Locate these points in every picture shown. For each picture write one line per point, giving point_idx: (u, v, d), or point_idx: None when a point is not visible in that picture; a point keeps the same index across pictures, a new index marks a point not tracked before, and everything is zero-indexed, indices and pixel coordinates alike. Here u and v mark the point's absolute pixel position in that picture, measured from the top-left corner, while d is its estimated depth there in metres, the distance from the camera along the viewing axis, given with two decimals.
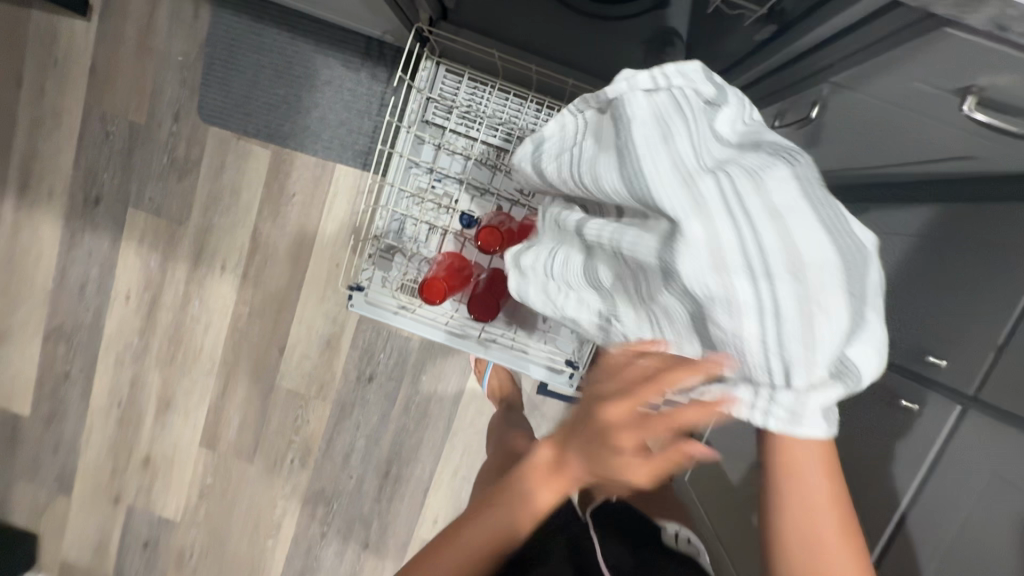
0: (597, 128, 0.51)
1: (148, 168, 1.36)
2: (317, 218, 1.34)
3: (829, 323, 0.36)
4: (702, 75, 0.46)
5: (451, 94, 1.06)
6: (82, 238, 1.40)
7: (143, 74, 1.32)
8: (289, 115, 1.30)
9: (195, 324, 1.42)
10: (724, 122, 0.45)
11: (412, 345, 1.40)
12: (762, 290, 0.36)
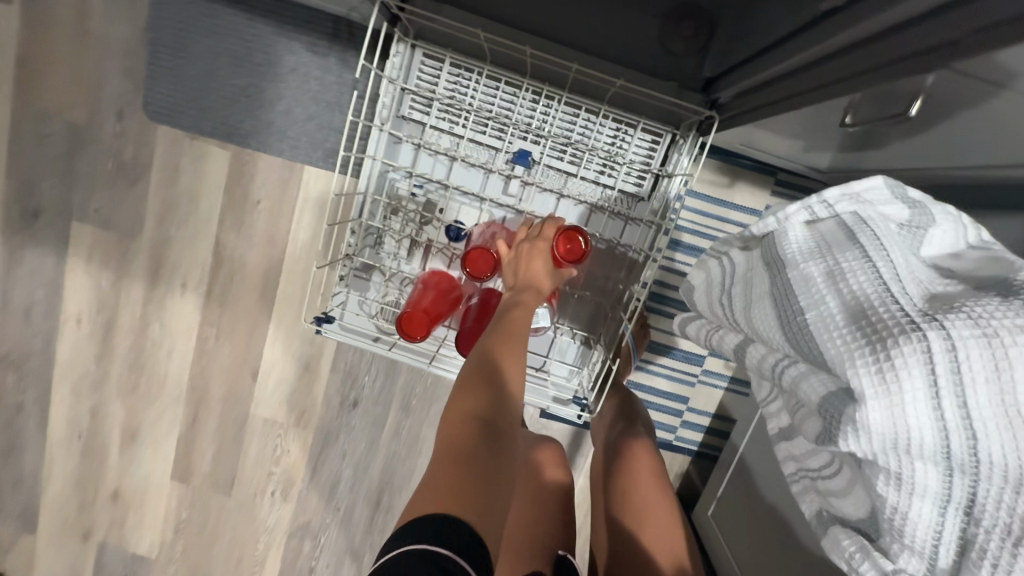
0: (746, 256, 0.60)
1: (92, 174, 1.19)
2: (286, 227, 1.18)
3: (1015, 460, 0.37)
4: (891, 194, 0.50)
5: (431, 83, 0.89)
6: (24, 256, 1.24)
7: (78, 66, 1.14)
8: (249, 110, 1.13)
9: (158, 348, 1.28)
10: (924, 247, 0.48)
11: (401, 367, 1.25)
12: (950, 481, 0.39)
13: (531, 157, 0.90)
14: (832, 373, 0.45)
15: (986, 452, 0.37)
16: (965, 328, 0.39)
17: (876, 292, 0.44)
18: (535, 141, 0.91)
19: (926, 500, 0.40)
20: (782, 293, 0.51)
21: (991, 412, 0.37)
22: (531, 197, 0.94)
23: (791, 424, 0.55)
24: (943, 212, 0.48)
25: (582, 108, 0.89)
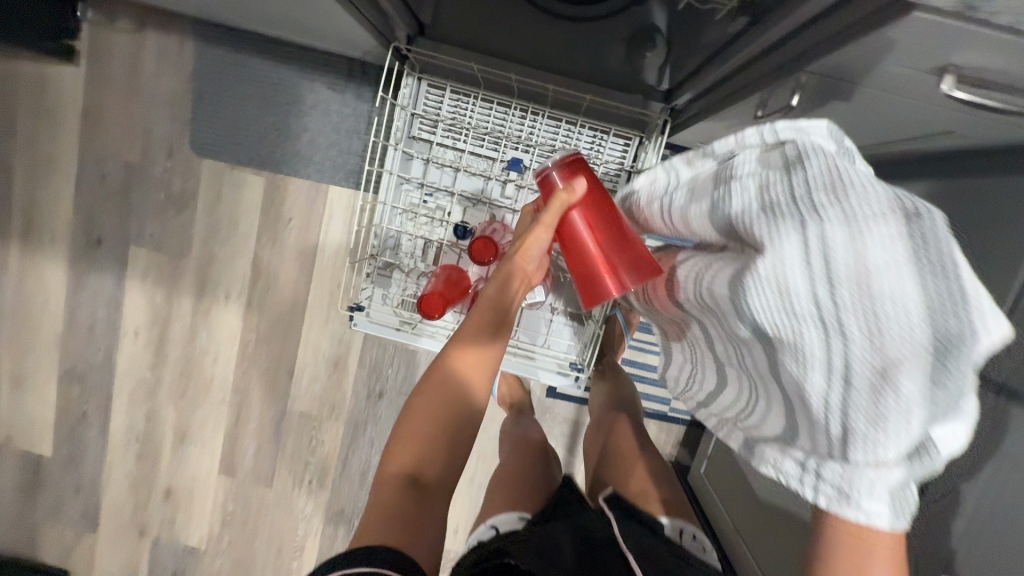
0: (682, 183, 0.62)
1: (146, 205, 1.37)
2: (314, 241, 1.35)
3: (885, 320, 0.41)
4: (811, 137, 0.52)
5: (435, 107, 1.07)
6: (87, 280, 1.42)
7: (133, 113, 1.33)
8: (280, 142, 1.31)
9: (204, 355, 1.44)
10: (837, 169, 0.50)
11: (420, 359, 1.40)
12: (828, 345, 0.43)
13: (523, 163, 1.07)
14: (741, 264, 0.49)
15: (845, 317, 0.42)
16: (835, 220, 0.42)
17: (766, 194, 0.46)
18: (525, 151, 1.08)
19: (815, 370, 0.44)
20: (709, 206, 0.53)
21: (850, 283, 0.41)
22: (526, 198, 1.10)
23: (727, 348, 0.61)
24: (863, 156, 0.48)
25: (562, 120, 1.07)
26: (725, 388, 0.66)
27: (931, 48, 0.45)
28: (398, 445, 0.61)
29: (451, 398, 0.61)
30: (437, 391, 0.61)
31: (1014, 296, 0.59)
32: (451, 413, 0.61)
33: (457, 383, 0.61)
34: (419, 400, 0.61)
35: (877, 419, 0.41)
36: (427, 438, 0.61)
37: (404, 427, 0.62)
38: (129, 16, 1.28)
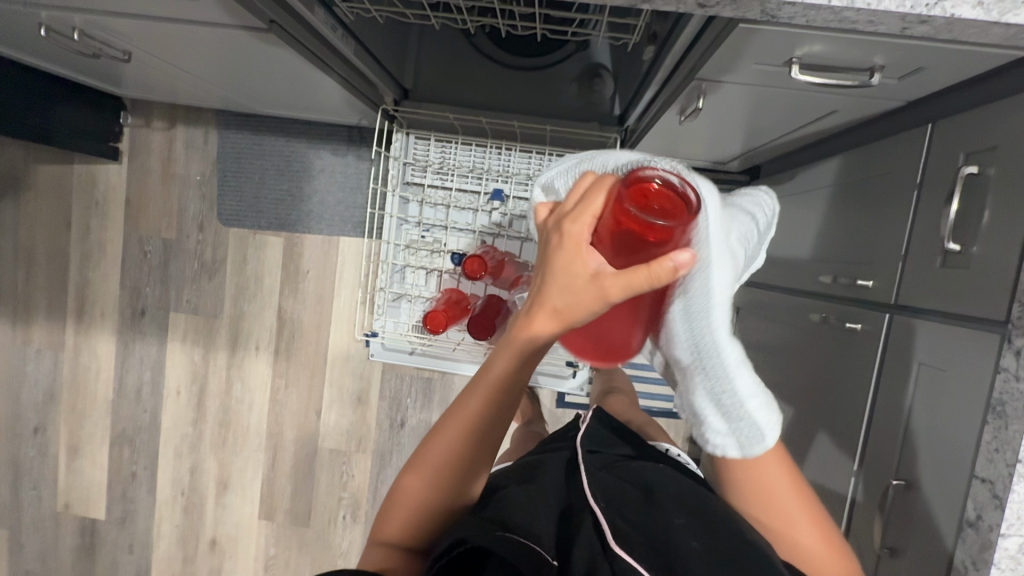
0: None
1: (183, 273, 1.55)
2: (330, 287, 1.51)
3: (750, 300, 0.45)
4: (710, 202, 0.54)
5: (424, 155, 1.24)
6: (134, 347, 1.59)
7: (169, 196, 1.54)
8: (294, 204, 1.50)
9: (240, 405, 1.57)
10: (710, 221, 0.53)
11: (434, 385, 1.51)
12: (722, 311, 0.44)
13: (504, 193, 1.23)
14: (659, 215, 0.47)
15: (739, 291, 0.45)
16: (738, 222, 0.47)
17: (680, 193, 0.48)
18: (505, 181, 1.23)
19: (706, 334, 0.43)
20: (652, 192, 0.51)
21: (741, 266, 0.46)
22: (510, 223, 1.24)
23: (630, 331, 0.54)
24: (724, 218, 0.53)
25: (533, 151, 1.22)
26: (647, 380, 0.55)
27: (773, 45, 0.59)
28: (413, 467, 0.48)
29: (477, 426, 0.46)
30: (462, 415, 0.46)
31: (908, 231, 0.69)
32: (479, 432, 0.47)
33: (486, 413, 0.46)
34: (444, 424, 0.47)
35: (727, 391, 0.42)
36: (449, 468, 0.47)
37: (421, 451, 0.48)
38: (162, 116, 1.51)
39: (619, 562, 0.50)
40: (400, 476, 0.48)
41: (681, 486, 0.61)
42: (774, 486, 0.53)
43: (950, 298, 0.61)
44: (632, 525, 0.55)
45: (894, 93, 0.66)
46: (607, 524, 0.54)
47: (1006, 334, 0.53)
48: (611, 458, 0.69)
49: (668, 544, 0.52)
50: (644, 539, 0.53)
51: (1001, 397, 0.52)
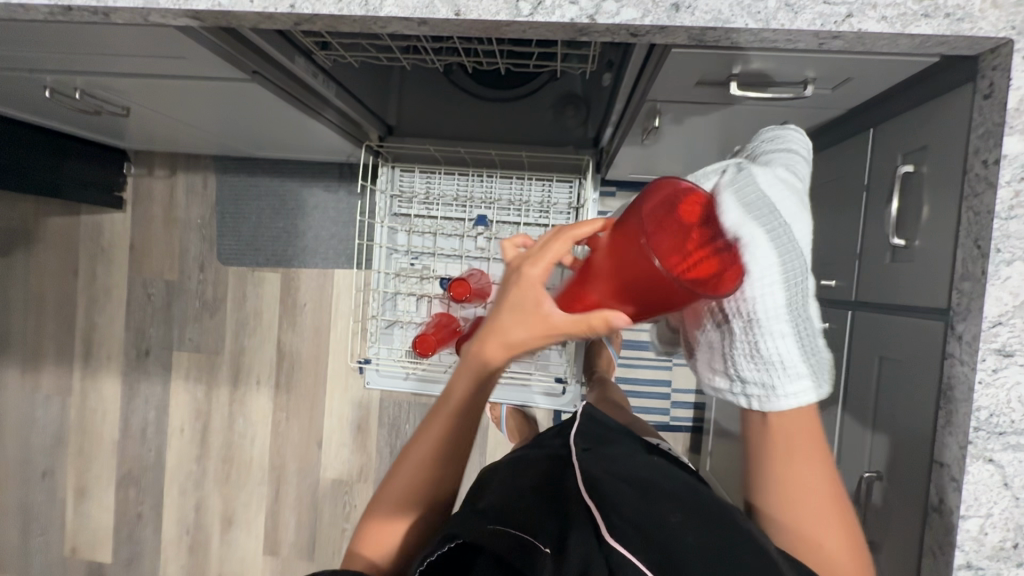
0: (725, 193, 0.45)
1: (185, 313, 1.60)
2: (327, 319, 1.55)
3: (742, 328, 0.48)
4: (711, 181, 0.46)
5: (409, 187, 1.30)
6: (139, 387, 1.63)
7: (171, 240, 1.60)
8: (290, 241, 1.55)
9: (243, 439, 1.59)
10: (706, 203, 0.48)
11: None
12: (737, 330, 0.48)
13: (488, 218, 1.28)
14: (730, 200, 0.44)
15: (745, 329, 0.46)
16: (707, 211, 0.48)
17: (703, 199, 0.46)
18: (488, 207, 1.29)
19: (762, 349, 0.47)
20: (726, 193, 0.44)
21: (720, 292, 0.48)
22: (495, 246, 1.29)
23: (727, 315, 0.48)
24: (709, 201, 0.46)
25: (513, 176, 1.28)
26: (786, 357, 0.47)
27: (711, 66, 0.64)
28: (372, 514, 0.54)
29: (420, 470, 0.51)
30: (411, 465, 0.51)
31: (861, 231, 0.73)
32: (434, 466, 0.52)
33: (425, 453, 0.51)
34: (394, 474, 0.53)
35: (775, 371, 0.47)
36: (408, 500, 0.53)
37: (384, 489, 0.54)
38: (164, 164, 1.59)
39: (614, 557, 0.47)
40: (362, 524, 0.55)
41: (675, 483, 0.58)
42: (808, 495, 0.50)
43: (900, 291, 0.63)
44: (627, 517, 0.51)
45: (834, 103, 0.70)
46: (601, 515, 0.51)
47: (948, 321, 0.55)
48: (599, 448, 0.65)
49: (664, 536, 0.49)
50: (637, 528, 0.50)
51: (950, 381, 0.54)
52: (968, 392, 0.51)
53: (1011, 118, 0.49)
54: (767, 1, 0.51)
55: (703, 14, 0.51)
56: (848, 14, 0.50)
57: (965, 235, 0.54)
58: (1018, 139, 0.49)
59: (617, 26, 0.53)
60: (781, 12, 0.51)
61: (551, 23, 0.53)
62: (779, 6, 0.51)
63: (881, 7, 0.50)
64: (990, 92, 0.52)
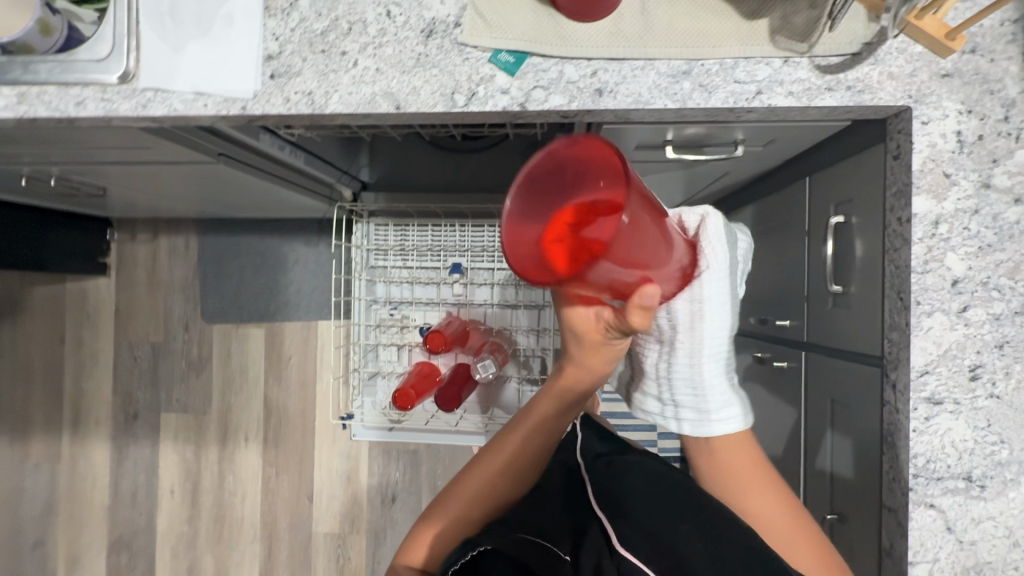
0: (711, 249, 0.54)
1: (171, 374, 1.62)
2: (312, 371, 1.56)
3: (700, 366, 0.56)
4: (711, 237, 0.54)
5: (384, 240, 1.32)
6: (127, 451, 1.62)
7: (155, 302, 1.63)
8: (273, 295, 1.57)
9: (233, 497, 1.58)
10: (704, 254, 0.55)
11: (421, 456, 1.53)
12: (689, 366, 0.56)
13: (463, 266, 1.29)
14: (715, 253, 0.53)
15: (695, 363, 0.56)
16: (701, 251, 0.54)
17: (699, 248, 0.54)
18: (462, 255, 1.30)
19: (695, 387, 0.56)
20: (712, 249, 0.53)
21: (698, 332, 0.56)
22: (472, 292, 1.30)
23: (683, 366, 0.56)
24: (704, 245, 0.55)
25: (485, 224, 1.28)
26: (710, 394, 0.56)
27: (646, 133, 0.67)
28: (435, 516, 0.56)
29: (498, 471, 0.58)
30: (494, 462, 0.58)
31: (806, 273, 0.76)
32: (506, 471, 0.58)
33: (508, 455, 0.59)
34: (469, 474, 0.58)
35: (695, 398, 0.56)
36: (472, 505, 0.57)
37: (449, 493, 0.58)
38: (146, 229, 1.62)
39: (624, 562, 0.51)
40: (416, 530, 0.57)
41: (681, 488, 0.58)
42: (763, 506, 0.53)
43: (843, 335, 0.66)
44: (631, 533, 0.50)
45: (770, 155, 0.74)
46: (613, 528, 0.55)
47: (883, 368, 0.57)
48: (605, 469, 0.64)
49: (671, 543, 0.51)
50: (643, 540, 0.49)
51: (890, 428, 0.56)
52: (904, 439, 0.53)
53: (917, 180, 0.53)
54: (683, 83, 0.55)
55: (625, 97, 0.55)
56: (758, 92, 0.54)
57: (890, 286, 0.56)
58: (925, 198, 0.53)
59: (547, 111, 0.57)
60: (696, 92, 0.55)
61: (485, 111, 0.57)
62: (695, 87, 0.55)
63: (788, 83, 0.54)
64: (898, 154, 0.55)
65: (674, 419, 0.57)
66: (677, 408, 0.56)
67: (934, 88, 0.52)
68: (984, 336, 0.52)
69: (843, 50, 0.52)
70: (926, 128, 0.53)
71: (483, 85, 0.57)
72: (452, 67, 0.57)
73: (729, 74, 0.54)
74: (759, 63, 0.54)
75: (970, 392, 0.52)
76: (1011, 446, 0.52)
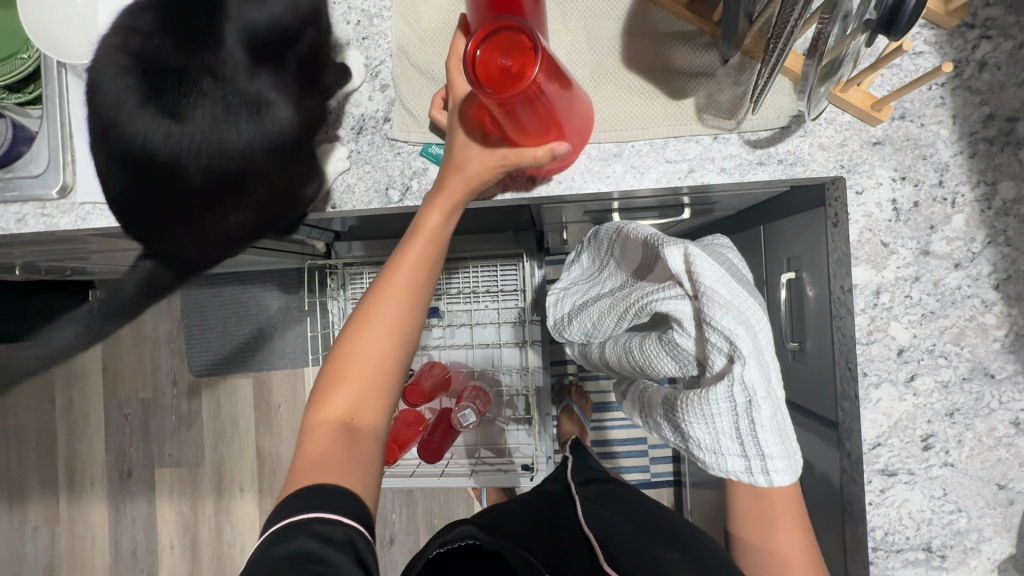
0: (724, 281, 0.47)
1: (163, 429, 1.62)
2: (303, 416, 1.56)
3: (767, 435, 0.48)
4: (708, 264, 0.47)
5: (360, 288, 1.32)
6: (125, 509, 1.63)
7: (142, 357, 1.63)
8: (257, 345, 1.55)
9: (233, 549, 1.58)
10: (711, 279, 0.47)
11: (416, 496, 1.52)
12: (721, 423, 0.49)
13: (439, 309, 1.27)
14: (711, 273, 0.47)
15: (749, 426, 0.48)
16: (707, 279, 0.47)
17: (705, 277, 0.47)
18: (439, 298, 1.28)
19: (739, 456, 0.50)
20: (716, 281, 0.47)
21: (729, 398, 0.47)
22: (453, 334, 1.28)
23: (720, 443, 0.50)
24: (709, 280, 0.47)
25: (459, 265, 1.26)
26: (737, 457, 0.50)
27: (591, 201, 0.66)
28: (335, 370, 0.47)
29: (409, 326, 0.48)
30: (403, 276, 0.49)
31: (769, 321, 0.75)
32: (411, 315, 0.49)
33: (431, 270, 0.50)
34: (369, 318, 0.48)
35: (746, 455, 0.49)
36: (369, 355, 0.47)
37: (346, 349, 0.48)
38: None
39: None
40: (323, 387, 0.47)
41: (677, 518, 0.63)
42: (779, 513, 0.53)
43: (803, 391, 0.66)
44: (624, 550, 0.56)
45: (722, 206, 0.74)
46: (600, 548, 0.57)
47: (839, 432, 0.57)
48: (603, 489, 0.71)
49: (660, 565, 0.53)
50: (633, 555, 0.55)
51: (849, 496, 0.55)
52: (862, 511, 0.53)
53: (855, 250, 0.52)
54: (614, 165, 0.54)
55: (557, 183, 0.55)
56: (690, 170, 0.54)
57: (839, 353, 0.56)
58: (865, 268, 0.52)
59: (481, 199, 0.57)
60: (628, 174, 0.54)
61: (420, 204, 0.57)
62: (627, 168, 0.55)
63: (719, 160, 0.53)
64: (836, 221, 0.54)
65: (763, 474, 0.50)
66: (765, 460, 0.49)
67: (866, 157, 0.52)
68: (934, 406, 0.51)
69: (772, 125, 0.52)
70: (860, 198, 0.52)
71: (417, 178, 0.57)
72: (385, 163, 0.57)
73: (660, 154, 0.54)
74: (688, 142, 0.54)
75: (924, 462, 0.51)
76: (969, 514, 0.51)
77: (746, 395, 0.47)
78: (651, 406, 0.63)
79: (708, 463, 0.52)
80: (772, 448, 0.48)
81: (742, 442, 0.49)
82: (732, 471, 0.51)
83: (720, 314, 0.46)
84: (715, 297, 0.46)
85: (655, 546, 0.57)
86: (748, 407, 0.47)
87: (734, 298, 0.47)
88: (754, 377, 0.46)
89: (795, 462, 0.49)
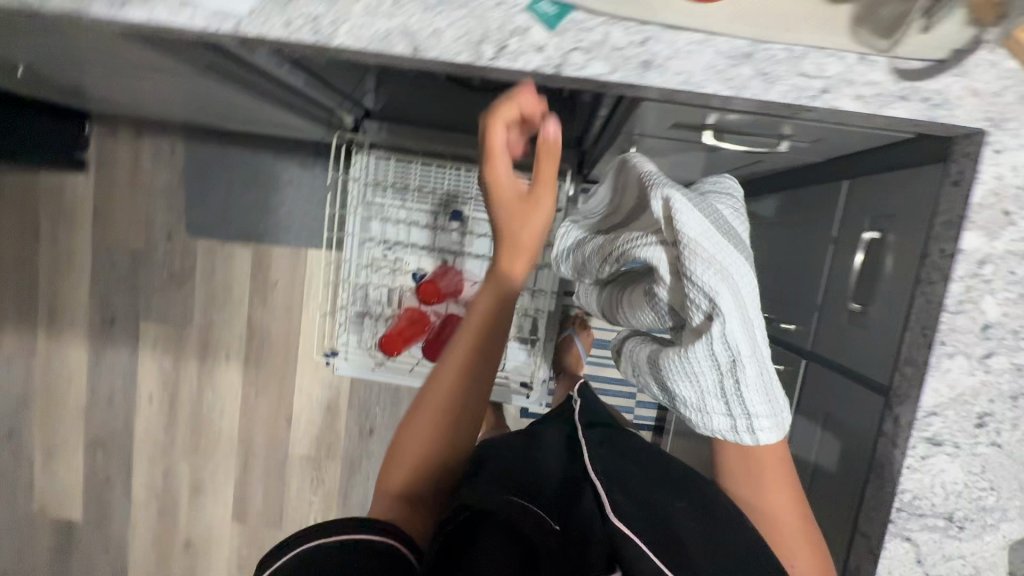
0: (710, 236, 0.45)
1: (152, 283, 1.57)
2: (300, 298, 1.53)
3: (752, 396, 0.47)
4: (692, 215, 0.45)
5: (383, 174, 1.23)
6: (105, 355, 1.61)
7: (137, 206, 1.54)
8: (263, 216, 1.48)
9: (212, 412, 1.60)
10: (696, 233, 0.44)
11: (402, 394, 1.54)
12: (708, 386, 0.48)
13: (463, 214, 1.25)
14: (692, 225, 0.44)
15: (733, 387, 0.47)
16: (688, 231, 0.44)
17: (687, 230, 0.44)
18: (464, 202, 1.26)
19: (725, 415, 0.49)
20: (698, 235, 0.44)
21: (715, 361, 0.46)
22: (471, 243, 1.27)
23: (706, 403, 0.49)
24: (695, 233, 0.44)
25: None
26: (723, 417, 0.49)
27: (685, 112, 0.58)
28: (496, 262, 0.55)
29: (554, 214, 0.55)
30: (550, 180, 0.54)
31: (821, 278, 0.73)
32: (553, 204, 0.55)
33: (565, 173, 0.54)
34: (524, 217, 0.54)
35: (728, 415, 0.49)
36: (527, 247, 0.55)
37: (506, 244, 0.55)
38: (128, 127, 1.50)
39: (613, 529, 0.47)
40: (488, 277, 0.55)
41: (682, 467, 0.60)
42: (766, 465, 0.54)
43: (862, 356, 0.64)
44: (632, 496, 0.52)
45: (810, 151, 0.69)
46: (604, 489, 0.52)
47: (888, 397, 0.56)
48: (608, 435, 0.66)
49: (670, 522, 0.50)
50: (639, 505, 0.51)
51: (882, 457, 0.55)
52: (896, 473, 0.53)
53: (974, 212, 0.48)
54: (742, 68, 0.48)
55: (673, 75, 0.49)
56: (823, 90, 0.48)
57: (915, 319, 0.53)
58: (977, 234, 0.49)
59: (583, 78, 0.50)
60: (754, 81, 0.48)
61: (514, 68, 0.50)
62: (755, 75, 0.48)
63: (858, 85, 0.48)
64: (959, 179, 0.50)
65: (749, 431, 0.49)
66: (751, 419, 0.48)
67: (1018, 112, 0.47)
68: (1000, 386, 0.50)
69: (929, 55, 0.46)
70: (997, 157, 0.48)
71: (515, 38, 0.49)
72: (482, 11, 0.49)
73: (795, 64, 0.48)
74: (831, 57, 0.48)
75: (972, 439, 0.51)
76: (999, 493, 0.51)
77: (728, 359, 0.45)
78: (636, 360, 0.60)
79: (693, 421, 0.52)
80: (759, 408, 0.48)
81: (728, 402, 0.48)
82: (716, 430, 0.50)
83: (710, 272, 0.43)
84: (707, 255, 0.44)
85: (663, 493, 0.54)
86: (733, 368, 0.46)
87: (722, 256, 0.44)
88: (742, 341, 0.45)
89: (781, 419, 0.48)
